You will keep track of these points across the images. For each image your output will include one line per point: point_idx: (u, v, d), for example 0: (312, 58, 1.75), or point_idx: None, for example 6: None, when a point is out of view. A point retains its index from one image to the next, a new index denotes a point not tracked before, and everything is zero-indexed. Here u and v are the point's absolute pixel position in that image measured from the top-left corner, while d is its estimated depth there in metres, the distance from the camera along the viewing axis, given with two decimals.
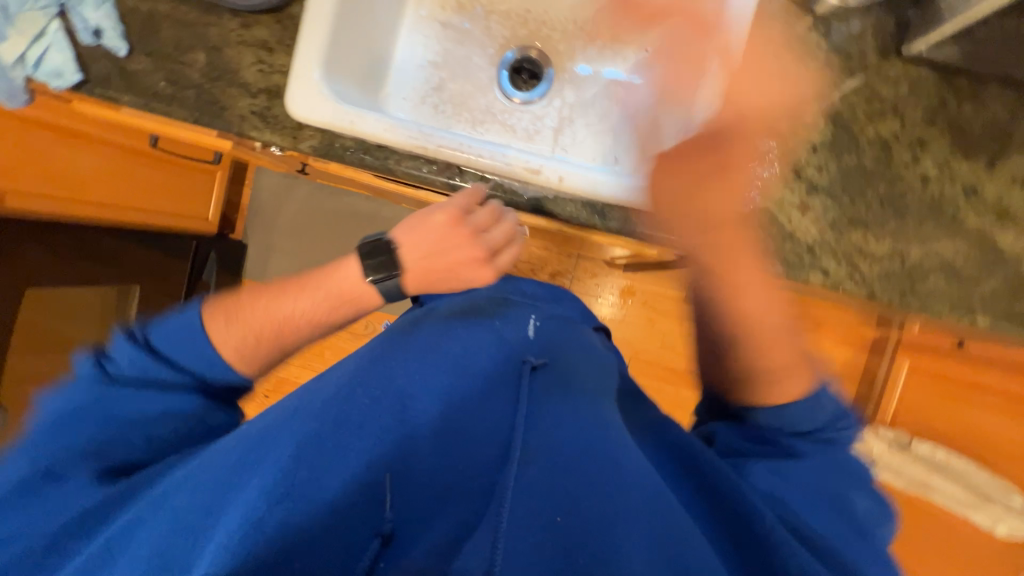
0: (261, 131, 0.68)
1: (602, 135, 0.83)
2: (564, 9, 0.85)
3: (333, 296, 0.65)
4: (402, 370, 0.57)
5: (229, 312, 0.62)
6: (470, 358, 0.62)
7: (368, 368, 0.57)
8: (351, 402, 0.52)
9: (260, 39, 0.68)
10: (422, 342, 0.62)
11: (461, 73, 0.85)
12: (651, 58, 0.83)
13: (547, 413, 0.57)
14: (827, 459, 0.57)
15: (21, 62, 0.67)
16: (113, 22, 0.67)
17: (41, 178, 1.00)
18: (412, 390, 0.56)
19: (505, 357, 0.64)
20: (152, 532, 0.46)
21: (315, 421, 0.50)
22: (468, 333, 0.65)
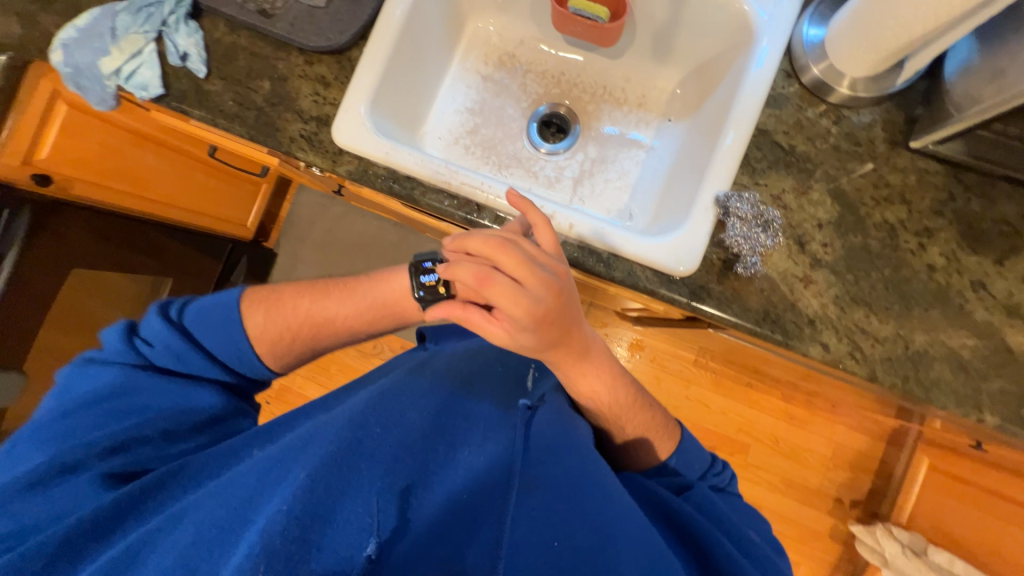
0: (305, 153, 0.75)
1: (618, 191, 0.90)
2: (595, 74, 0.92)
3: (369, 307, 0.69)
4: (412, 405, 0.60)
5: (268, 300, 0.69)
6: (471, 398, 0.64)
7: (378, 401, 0.60)
8: (364, 430, 0.56)
9: (319, 74, 0.76)
10: (433, 380, 0.65)
11: (495, 121, 0.93)
12: (671, 126, 0.89)
13: (543, 440, 0.59)
14: (731, 506, 0.66)
15: (117, 75, 0.78)
16: (197, 48, 0.77)
17: (108, 174, 1.11)
18: (423, 425, 0.59)
19: (499, 398, 0.66)
20: (174, 543, 0.49)
21: (331, 447, 0.54)
22: (470, 372, 0.68)
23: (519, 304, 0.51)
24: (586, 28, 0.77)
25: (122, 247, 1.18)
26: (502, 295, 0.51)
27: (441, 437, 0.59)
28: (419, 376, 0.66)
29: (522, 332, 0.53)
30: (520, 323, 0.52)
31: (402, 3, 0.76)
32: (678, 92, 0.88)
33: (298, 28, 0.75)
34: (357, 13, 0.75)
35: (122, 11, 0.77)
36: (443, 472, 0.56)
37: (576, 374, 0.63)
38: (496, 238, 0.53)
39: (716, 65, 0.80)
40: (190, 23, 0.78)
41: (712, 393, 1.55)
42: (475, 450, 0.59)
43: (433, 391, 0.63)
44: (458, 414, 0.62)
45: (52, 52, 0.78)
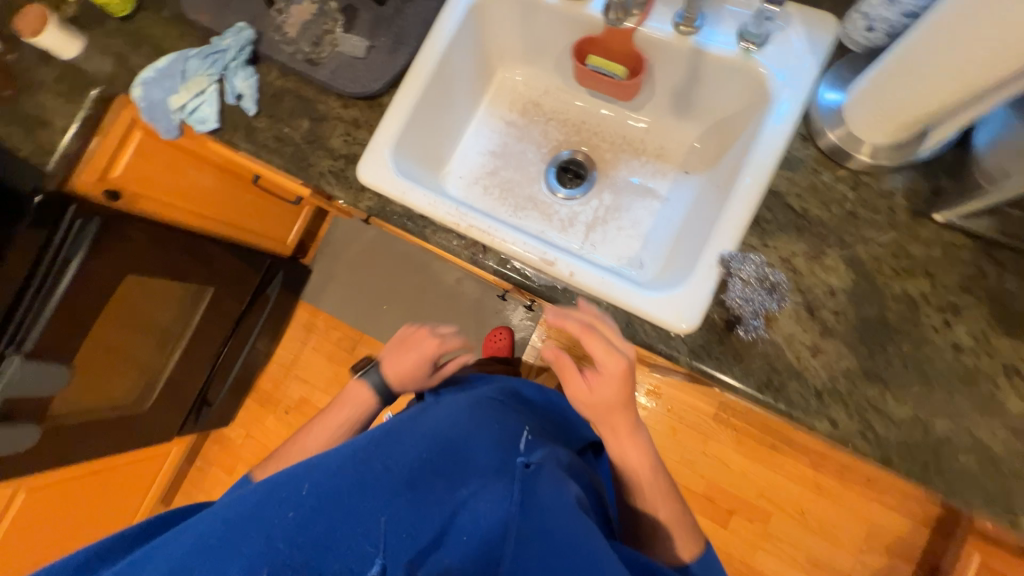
0: (332, 187, 0.81)
1: (630, 239, 0.90)
2: (615, 124, 0.95)
3: (341, 418, 0.91)
4: (418, 443, 0.59)
5: (267, 466, 0.87)
6: (478, 443, 0.60)
7: (383, 439, 0.60)
8: (366, 467, 0.55)
9: (352, 117, 0.83)
10: (446, 420, 0.64)
11: (515, 163, 0.97)
12: (689, 179, 0.89)
13: (535, 495, 0.54)
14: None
15: (181, 110, 0.88)
16: (251, 89, 0.86)
17: (170, 191, 1.24)
18: (431, 465, 0.57)
19: (498, 445, 0.60)
20: (162, 560, 0.51)
21: (341, 479, 0.55)
22: (482, 419, 0.65)
23: (620, 362, 0.64)
24: (605, 84, 0.80)
25: (174, 252, 1.24)
26: (603, 354, 0.64)
27: (444, 479, 0.56)
28: (433, 416, 0.65)
29: (622, 386, 0.65)
30: (620, 380, 0.65)
31: (432, 56, 0.81)
32: (696, 146, 0.89)
33: (339, 75, 0.83)
34: (391, 64, 0.82)
35: (193, 55, 0.87)
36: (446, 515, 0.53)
37: (627, 439, 0.70)
38: (576, 316, 0.64)
39: (733, 124, 0.79)
40: (248, 69, 0.87)
41: (731, 451, 1.46)
42: (475, 498, 0.54)
43: (443, 432, 0.62)
44: (464, 456, 0.58)
45: (133, 89, 0.90)
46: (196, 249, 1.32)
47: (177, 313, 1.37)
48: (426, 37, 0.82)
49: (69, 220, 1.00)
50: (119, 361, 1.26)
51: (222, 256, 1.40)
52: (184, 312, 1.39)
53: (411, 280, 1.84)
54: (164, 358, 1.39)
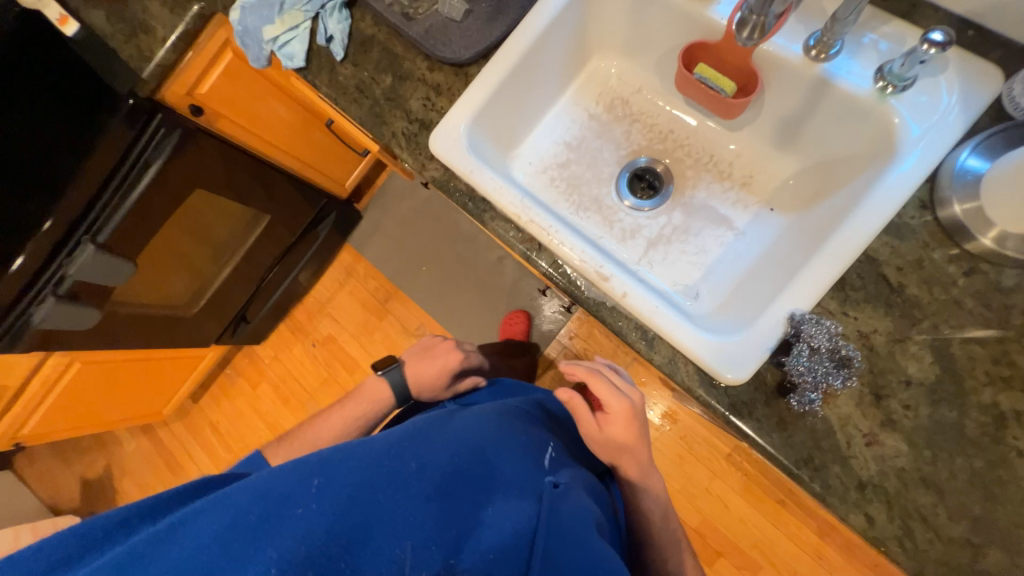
0: (401, 150, 0.80)
1: (690, 267, 0.85)
2: (704, 141, 0.88)
3: (354, 406, 0.93)
4: (447, 449, 0.60)
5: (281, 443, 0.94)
6: (505, 461, 0.62)
7: (415, 435, 0.62)
8: (399, 462, 0.57)
9: (435, 82, 0.80)
10: (475, 430, 0.65)
11: (588, 160, 0.93)
12: (772, 217, 0.81)
13: (564, 518, 0.56)
14: None
15: (273, 41, 0.88)
16: (343, 33, 0.85)
17: (248, 116, 1.27)
18: (458, 473, 0.58)
19: (524, 465, 0.62)
20: (207, 525, 0.51)
21: (372, 472, 0.56)
22: (510, 436, 0.66)
23: (624, 406, 0.75)
24: (707, 96, 0.73)
25: (242, 175, 1.29)
26: (610, 397, 0.75)
27: (473, 491, 0.57)
28: (461, 422, 0.66)
29: (628, 426, 0.75)
30: (626, 421, 0.75)
31: (530, 33, 0.77)
32: (790, 184, 0.81)
33: (431, 35, 0.80)
34: (486, 33, 0.78)
35: None
36: (473, 526, 0.54)
37: (641, 482, 0.78)
38: (585, 365, 0.79)
39: (839, 170, 0.71)
40: (344, 11, 0.85)
41: (736, 495, 1.42)
42: (502, 516, 0.55)
43: (472, 441, 0.63)
44: (491, 471, 0.60)
45: (231, 11, 0.90)
46: (261, 177, 1.37)
47: (233, 234, 1.43)
48: (528, 11, 0.77)
49: (152, 130, 1.05)
50: (179, 269, 1.34)
51: (282, 187, 1.45)
52: (240, 233, 1.45)
53: (455, 248, 1.85)
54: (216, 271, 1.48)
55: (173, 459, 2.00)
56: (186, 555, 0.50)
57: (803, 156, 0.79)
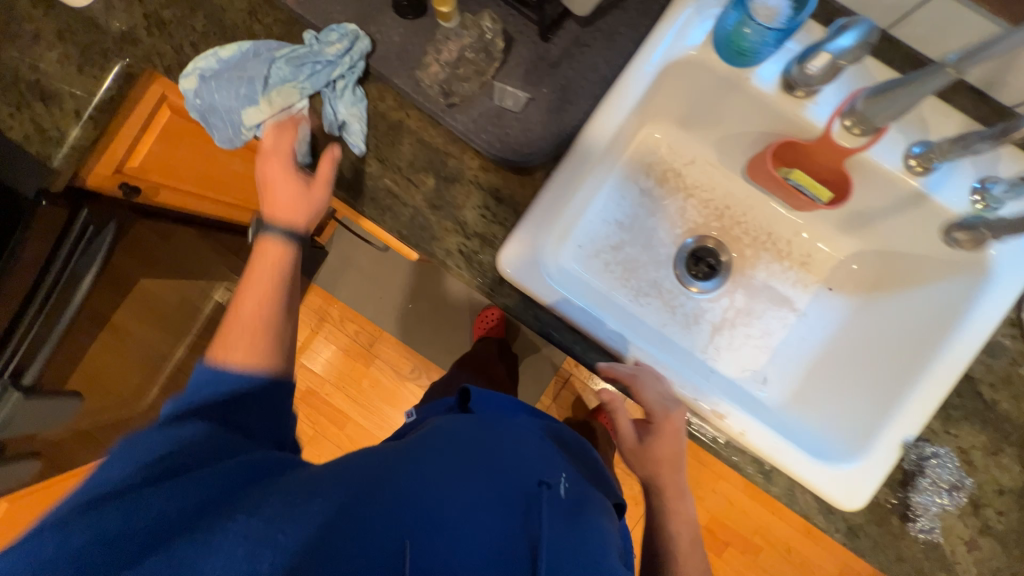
0: (461, 273, 0.67)
1: (757, 351, 0.83)
2: (762, 218, 0.85)
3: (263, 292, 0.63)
4: (451, 462, 0.55)
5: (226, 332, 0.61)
6: (508, 470, 0.57)
7: (431, 438, 0.59)
8: (400, 463, 0.53)
9: (493, 186, 0.67)
10: (482, 438, 0.60)
11: (643, 242, 0.86)
12: (834, 298, 0.82)
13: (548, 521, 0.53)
14: None
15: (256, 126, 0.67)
16: (357, 121, 0.66)
17: (194, 178, 1.00)
18: (462, 488, 0.52)
19: (522, 464, 0.59)
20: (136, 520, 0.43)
21: (360, 487, 0.49)
22: (514, 438, 0.63)
23: (670, 418, 0.63)
24: (799, 200, 0.69)
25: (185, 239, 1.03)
26: (656, 407, 0.63)
27: (474, 498, 0.51)
28: (469, 427, 0.62)
29: (674, 441, 0.64)
30: (673, 435, 0.63)
31: (607, 128, 0.64)
32: (853, 268, 0.81)
33: (481, 128, 0.66)
34: (551, 128, 0.65)
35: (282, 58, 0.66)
36: (466, 532, 0.48)
37: None
38: (628, 365, 0.64)
39: (918, 270, 0.72)
40: (357, 90, 0.67)
41: (738, 491, 1.60)
42: (500, 521, 0.51)
43: (480, 448, 0.58)
44: (494, 476, 0.55)
45: (185, 80, 0.68)
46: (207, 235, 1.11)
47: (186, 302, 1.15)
48: (602, 100, 0.65)
49: (77, 228, 0.78)
50: (126, 366, 1.06)
51: None
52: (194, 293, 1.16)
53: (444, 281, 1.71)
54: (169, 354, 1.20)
55: None
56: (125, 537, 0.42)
57: (868, 241, 0.78)
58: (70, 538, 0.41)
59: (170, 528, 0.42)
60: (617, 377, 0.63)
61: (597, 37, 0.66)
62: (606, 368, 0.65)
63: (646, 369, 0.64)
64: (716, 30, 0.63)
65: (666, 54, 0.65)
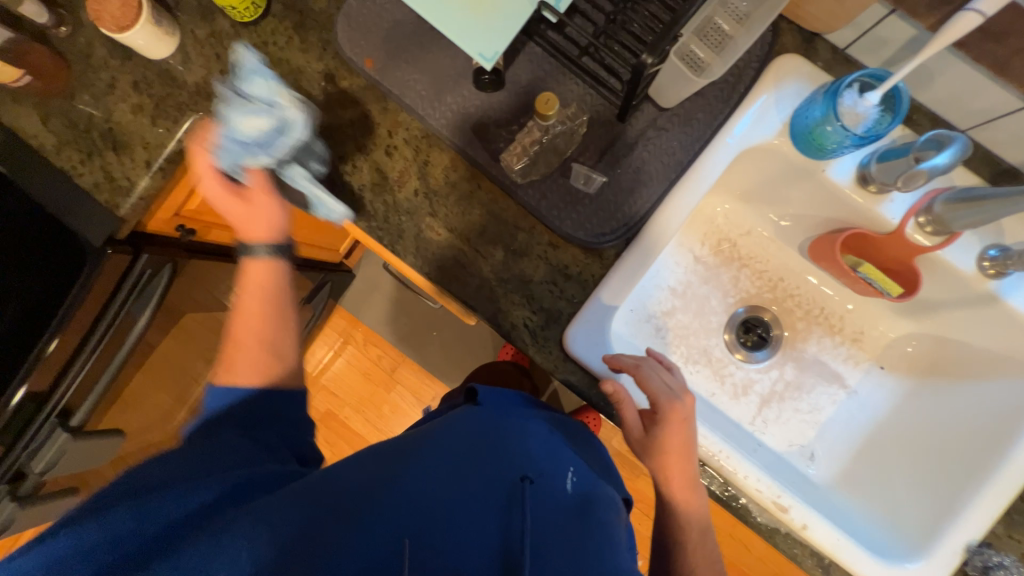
0: (525, 346, 0.67)
1: (805, 426, 0.82)
2: (816, 292, 0.85)
3: (255, 321, 0.62)
4: (419, 472, 0.48)
5: (227, 355, 0.61)
6: (500, 455, 0.51)
7: (421, 437, 0.53)
8: (386, 475, 0.48)
9: (562, 262, 0.68)
10: (458, 438, 0.52)
11: (695, 308, 0.85)
12: (884, 378, 0.82)
13: (545, 520, 0.47)
14: None
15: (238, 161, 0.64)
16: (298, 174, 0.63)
17: None
18: (431, 501, 0.46)
19: (505, 456, 0.51)
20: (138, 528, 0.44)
21: (332, 494, 0.47)
22: (500, 428, 0.55)
23: (676, 407, 0.62)
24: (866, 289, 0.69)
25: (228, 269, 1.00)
26: (659, 397, 0.62)
27: (443, 512, 0.46)
28: (448, 424, 0.54)
29: (682, 430, 0.62)
30: (681, 425, 0.62)
31: (680, 213, 0.66)
32: (908, 349, 0.81)
33: (553, 205, 0.66)
34: (625, 208, 0.66)
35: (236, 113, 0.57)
36: (441, 541, 0.44)
37: None
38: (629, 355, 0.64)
39: (977, 362, 0.73)
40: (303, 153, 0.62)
41: (756, 538, 1.59)
42: (482, 526, 0.46)
43: (457, 448, 0.51)
44: (469, 484, 0.48)
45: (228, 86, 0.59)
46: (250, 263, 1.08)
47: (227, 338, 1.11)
48: (676, 183, 0.66)
49: (138, 271, 0.77)
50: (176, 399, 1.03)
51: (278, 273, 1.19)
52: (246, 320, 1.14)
53: None
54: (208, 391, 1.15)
55: None
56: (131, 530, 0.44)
57: (923, 324, 0.78)
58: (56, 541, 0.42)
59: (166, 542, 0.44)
60: (623, 366, 0.62)
61: (674, 121, 0.66)
62: (612, 358, 0.64)
63: (650, 363, 0.64)
64: (793, 123, 0.65)
65: (743, 140, 0.65)
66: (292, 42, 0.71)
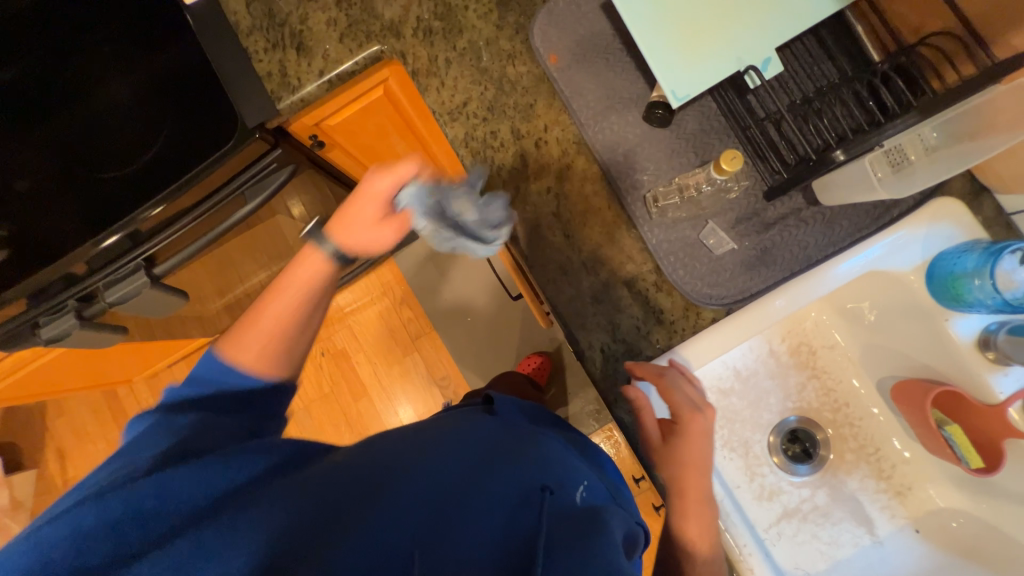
0: (594, 368, 0.68)
1: (817, 556, 0.79)
2: (878, 430, 0.81)
3: (292, 305, 0.62)
4: (431, 462, 0.49)
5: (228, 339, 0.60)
6: (512, 463, 0.51)
7: (427, 437, 0.53)
8: (396, 466, 0.48)
9: (659, 306, 0.68)
10: (463, 446, 0.52)
11: (751, 398, 0.82)
12: (915, 541, 0.79)
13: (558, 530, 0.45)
14: None
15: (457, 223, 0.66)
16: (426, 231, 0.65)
17: (362, 146, 1.05)
18: (442, 491, 0.47)
19: (521, 463, 0.51)
20: (145, 496, 0.43)
21: (360, 474, 0.47)
22: (517, 436, 0.56)
23: (698, 419, 0.61)
24: (942, 452, 0.69)
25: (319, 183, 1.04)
26: (682, 408, 0.62)
27: (452, 507, 0.46)
28: (461, 426, 0.55)
29: (701, 443, 0.61)
30: (700, 437, 0.61)
31: (791, 303, 0.68)
32: (951, 523, 0.77)
33: (670, 252, 0.68)
34: (741, 280, 0.67)
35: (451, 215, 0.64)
36: (449, 539, 0.43)
37: None
38: (656, 365, 0.64)
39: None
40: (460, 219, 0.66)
41: None
42: (488, 525, 0.45)
43: (470, 452, 0.51)
44: (476, 496, 0.47)
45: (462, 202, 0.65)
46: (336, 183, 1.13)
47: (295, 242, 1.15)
48: (796, 276, 0.67)
49: (266, 162, 0.82)
50: (220, 275, 1.05)
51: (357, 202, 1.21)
52: (307, 242, 1.18)
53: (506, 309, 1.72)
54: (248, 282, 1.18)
55: (119, 409, 1.74)
56: (155, 495, 0.43)
57: (976, 504, 0.75)
58: (112, 503, 0.42)
59: (219, 495, 0.45)
60: (646, 371, 0.62)
61: (818, 218, 0.67)
62: (636, 364, 0.64)
63: (675, 372, 0.63)
64: (934, 264, 0.67)
65: (870, 263, 0.67)
66: (490, 16, 0.75)
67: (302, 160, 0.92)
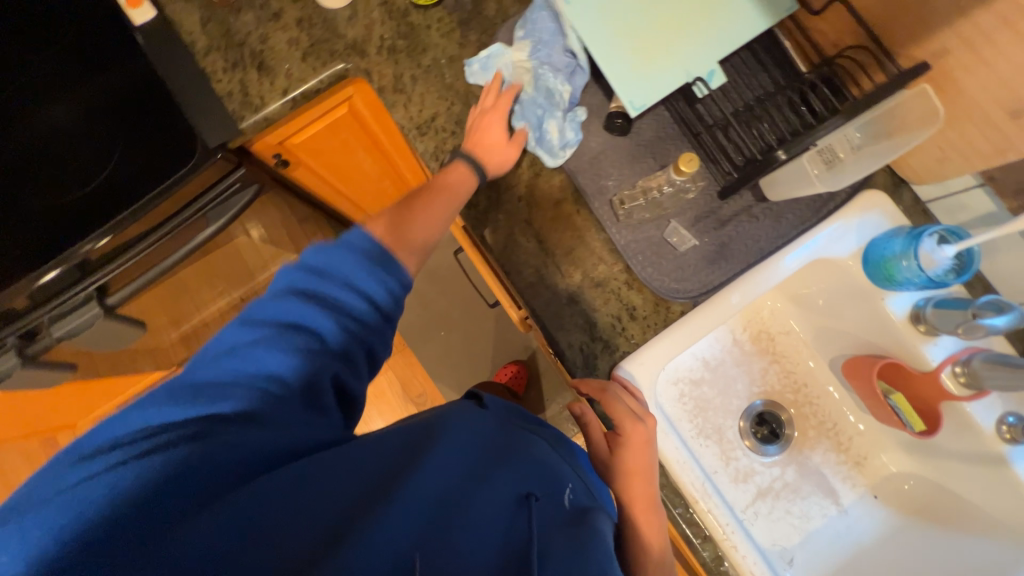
0: (574, 366, 0.71)
1: (791, 530, 0.83)
2: (835, 406, 0.88)
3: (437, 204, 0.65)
4: (429, 465, 0.46)
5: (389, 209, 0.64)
6: (503, 466, 0.50)
7: (419, 435, 0.50)
8: (388, 469, 0.45)
9: (631, 303, 0.72)
10: (457, 447, 0.50)
11: (721, 387, 0.87)
12: (875, 506, 0.85)
13: (546, 538, 0.46)
14: None
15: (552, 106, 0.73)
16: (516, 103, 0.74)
17: (328, 164, 1.05)
18: (441, 494, 0.45)
19: (513, 465, 0.50)
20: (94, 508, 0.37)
21: (349, 480, 0.43)
22: (507, 437, 0.55)
23: (639, 429, 0.64)
24: (890, 419, 0.75)
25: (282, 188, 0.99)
26: (624, 419, 0.65)
27: (450, 511, 0.44)
28: (453, 421, 0.52)
29: (644, 451, 0.64)
30: (641, 445, 0.64)
31: (755, 290, 0.72)
32: (904, 486, 0.84)
33: (638, 251, 0.72)
34: (705, 274, 0.72)
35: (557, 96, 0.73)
36: (446, 548, 0.41)
37: None
38: (597, 380, 0.68)
39: (967, 516, 0.77)
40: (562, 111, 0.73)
41: None
42: (482, 534, 0.44)
43: (464, 455, 0.49)
44: (469, 502, 0.45)
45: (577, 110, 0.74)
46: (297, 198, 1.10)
47: (255, 265, 1.09)
48: (753, 267, 0.72)
49: (228, 182, 0.80)
50: (177, 304, 1.00)
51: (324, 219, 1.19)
52: (273, 264, 1.14)
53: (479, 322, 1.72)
54: (206, 306, 1.11)
55: None
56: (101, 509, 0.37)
57: (923, 466, 0.83)
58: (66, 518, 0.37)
59: (183, 510, 0.38)
60: (588, 389, 0.66)
61: (767, 214, 0.73)
62: (580, 381, 0.68)
63: (616, 386, 0.67)
64: (868, 250, 0.74)
65: (817, 251, 0.74)
66: (453, 34, 0.78)
67: (262, 182, 0.89)
